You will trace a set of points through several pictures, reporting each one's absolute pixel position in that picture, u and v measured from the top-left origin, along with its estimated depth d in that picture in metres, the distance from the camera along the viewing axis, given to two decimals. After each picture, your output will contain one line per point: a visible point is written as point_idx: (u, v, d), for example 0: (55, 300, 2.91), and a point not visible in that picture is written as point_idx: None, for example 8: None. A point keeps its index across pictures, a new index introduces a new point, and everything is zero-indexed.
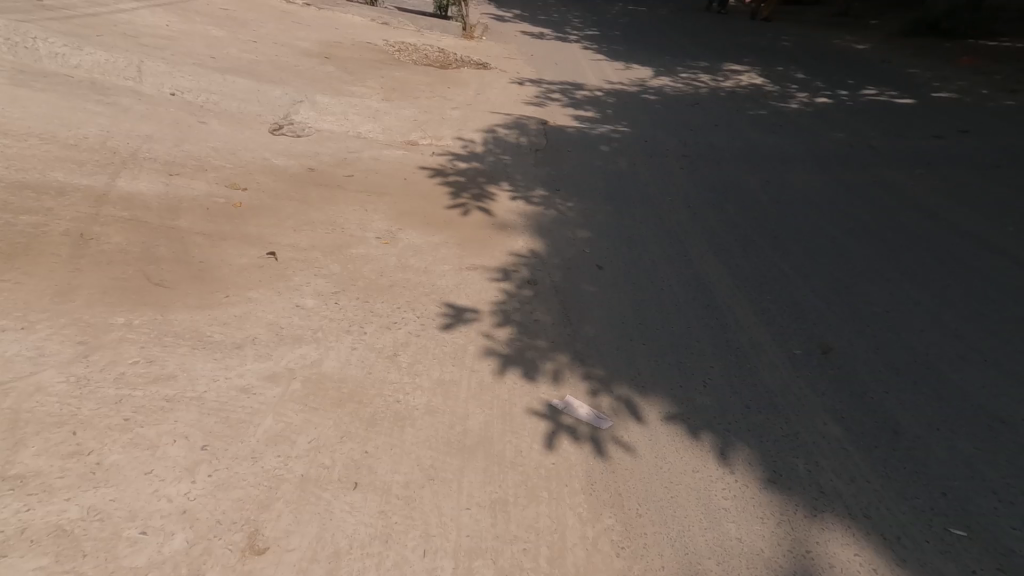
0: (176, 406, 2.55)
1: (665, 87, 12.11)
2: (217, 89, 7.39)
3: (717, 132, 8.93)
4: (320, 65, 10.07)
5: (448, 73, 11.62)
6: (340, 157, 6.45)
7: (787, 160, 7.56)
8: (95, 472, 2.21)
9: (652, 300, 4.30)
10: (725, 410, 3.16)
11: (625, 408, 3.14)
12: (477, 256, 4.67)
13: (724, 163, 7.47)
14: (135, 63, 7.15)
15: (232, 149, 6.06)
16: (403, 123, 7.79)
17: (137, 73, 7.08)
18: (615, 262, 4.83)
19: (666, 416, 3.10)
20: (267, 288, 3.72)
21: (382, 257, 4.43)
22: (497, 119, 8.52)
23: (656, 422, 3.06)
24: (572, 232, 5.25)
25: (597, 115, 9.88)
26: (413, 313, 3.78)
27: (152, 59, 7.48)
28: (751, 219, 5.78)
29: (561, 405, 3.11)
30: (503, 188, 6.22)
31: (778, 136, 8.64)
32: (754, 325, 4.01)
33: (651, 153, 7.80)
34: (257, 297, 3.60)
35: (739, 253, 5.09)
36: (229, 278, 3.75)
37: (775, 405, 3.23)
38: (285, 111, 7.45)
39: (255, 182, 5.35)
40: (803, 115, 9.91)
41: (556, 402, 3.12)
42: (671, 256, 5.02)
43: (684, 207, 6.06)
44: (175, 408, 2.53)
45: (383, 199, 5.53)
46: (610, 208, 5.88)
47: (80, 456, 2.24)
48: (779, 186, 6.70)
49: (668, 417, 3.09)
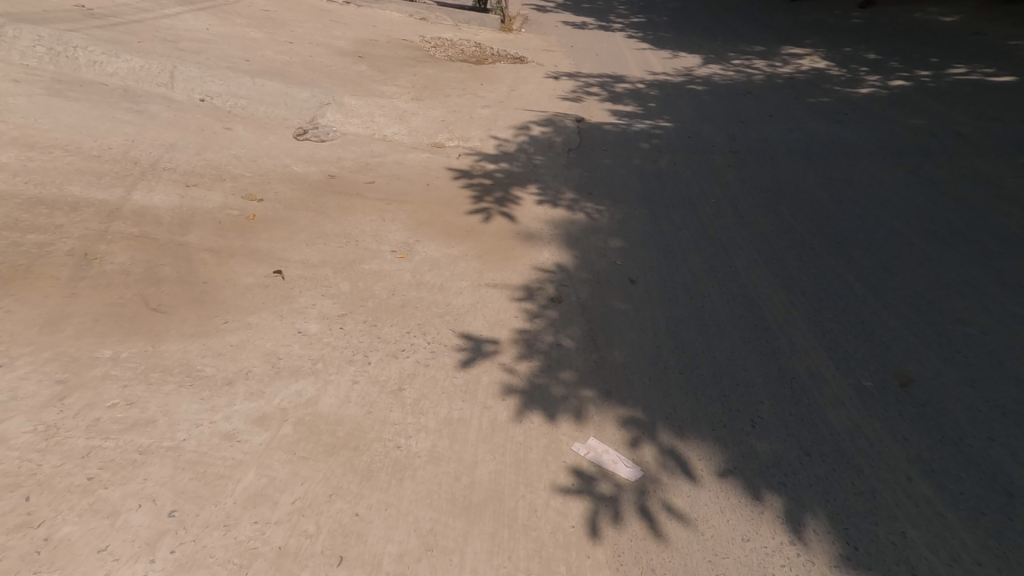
0: (148, 460, 2.44)
1: (712, 76, 11.39)
2: (246, 93, 7.29)
3: (770, 124, 8.25)
4: (353, 64, 9.91)
5: (482, 69, 11.27)
6: (363, 162, 6.23)
7: (853, 155, 6.88)
8: (40, 550, 2.06)
9: (692, 319, 3.84)
10: (782, 459, 2.69)
11: (661, 456, 2.74)
12: (497, 270, 4.38)
13: (777, 160, 6.87)
14: (168, 69, 7.09)
15: (254, 156, 5.93)
16: (430, 123, 7.51)
17: (170, 78, 7.03)
18: (651, 275, 4.38)
19: (710, 467, 2.67)
20: (269, 312, 3.57)
21: (395, 273, 4.20)
22: (530, 116, 8.12)
23: (698, 476, 2.63)
24: (605, 241, 4.84)
25: (639, 109, 9.36)
26: (423, 338, 3.56)
27: (185, 63, 7.44)
28: (807, 225, 5.20)
29: (586, 452, 2.75)
30: (533, 191, 5.84)
31: (841, 128, 7.89)
32: (813, 347, 3.47)
33: (694, 149, 7.26)
34: (257, 322, 3.46)
35: (794, 264, 4.54)
36: (231, 299, 3.63)
37: (845, 452, 2.72)
38: (312, 114, 7.29)
39: (272, 193, 5.21)
40: (872, 102, 9.05)
41: (581, 449, 2.77)
42: (714, 266, 4.52)
43: (730, 210, 5.52)
44: (148, 462, 2.43)
45: (403, 207, 5.26)
46: (647, 212, 5.42)
47: (27, 530, 2.11)
48: (839, 186, 6.05)
49: (712, 469, 2.66)
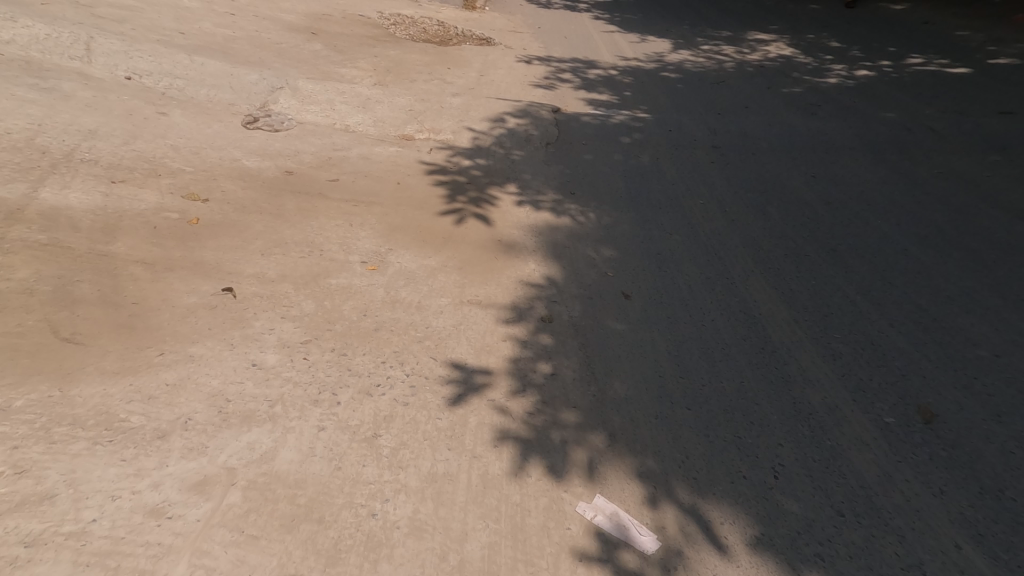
0: (39, 555, 1.96)
1: (685, 63, 11.11)
2: (183, 73, 6.54)
3: (748, 117, 8.03)
4: (307, 42, 9.15)
5: (448, 51, 10.64)
6: (325, 156, 5.66)
7: (832, 150, 6.74)
8: None
9: (693, 342, 3.60)
10: (815, 524, 2.54)
11: (688, 525, 2.53)
12: (479, 285, 4.10)
13: (759, 155, 6.66)
14: (83, 40, 6.32)
15: (195, 147, 5.27)
16: (397, 112, 6.94)
17: (86, 51, 6.24)
18: (644, 289, 4.13)
19: (742, 539, 2.48)
20: (217, 340, 2.99)
21: (368, 289, 3.82)
22: (504, 106, 7.64)
23: (732, 551, 2.44)
24: (593, 252, 4.57)
25: (614, 99, 8.99)
26: (401, 370, 3.13)
27: (105, 34, 6.61)
28: (800, 227, 5.00)
29: (609, 525, 2.48)
30: (512, 191, 5.54)
31: (818, 121, 7.73)
32: (825, 375, 3.32)
33: (675, 143, 6.99)
34: (201, 354, 2.87)
35: (791, 272, 4.33)
36: (168, 324, 3.02)
37: (880, 514, 2.59)
38: (262, 100, 6.61)
39: (219, 192, 4.60)
40: (843, 92, 8.94)
41: (603, 520, 2.50)
42: (709, 277, 4.27)
43: (719, 211, 5.28)
44: (38, 559, 1.95)
45: (371, 210, 4.83)
46: (635, 215, 5.14)
47: None
48: (824, 184, 5.87)
49: (744, 541, 2.48)
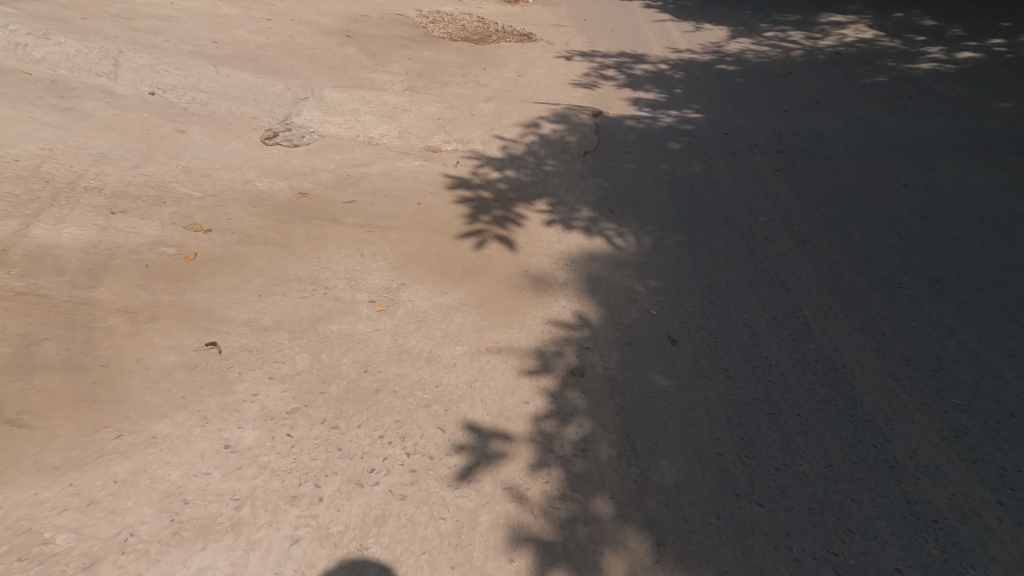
0: None
1: (745, 53, 10.14)
2: (207, 86, 6.26)
3: (818, 114, 7.13)
4: (340, 46, 8.81)
5: (485, 50, 10.10)
6: (344, 174, 5.36)
7: (929, 153, 5.83)
8: None
9: (760, 403, 2.88)
10: None
11: None
12: (501, 327, 3.58)
13: (833, 161, 5.87)
14: (110, 55, 6.08)
15: (209, 169, 4.97)
16: (424, 121, 6.51)
17: (113, 67, 6.02)
18: (695, 331, 3.45)
19: None
20: (190, 415, 2.62)
21: (374, 336, 3.41)
22: (541, 111, 7.07)
23: None
24: (633, 287, 3.96)
25: (663, 98, 8.26)
26: (401, 447, 2.64)
27: (132, 46, 6.40)
28: (887, 255, 4.23)
29: None
30: (542, 209, 5.18)
31: (910, 117, 6.71)
32: (947, 461, 2.58)
33: (733, 149, 6.31)
34: (165, 436, 2.50)
35: (884, 311, 3.55)
36: (136, 394, 2.67)
37: None
38: (285, 112, 6.28)
39: (224, 220, 4.28)
40: (940, 81, 7.78)
41: None
42: (777, 317, 3.54)
43: (784, 236, 4.57)
44: None
45: (387, 236, 4.51)
46: (682, 242, 4.52)
47: None
48: (919, 198, 5.05)
49: None
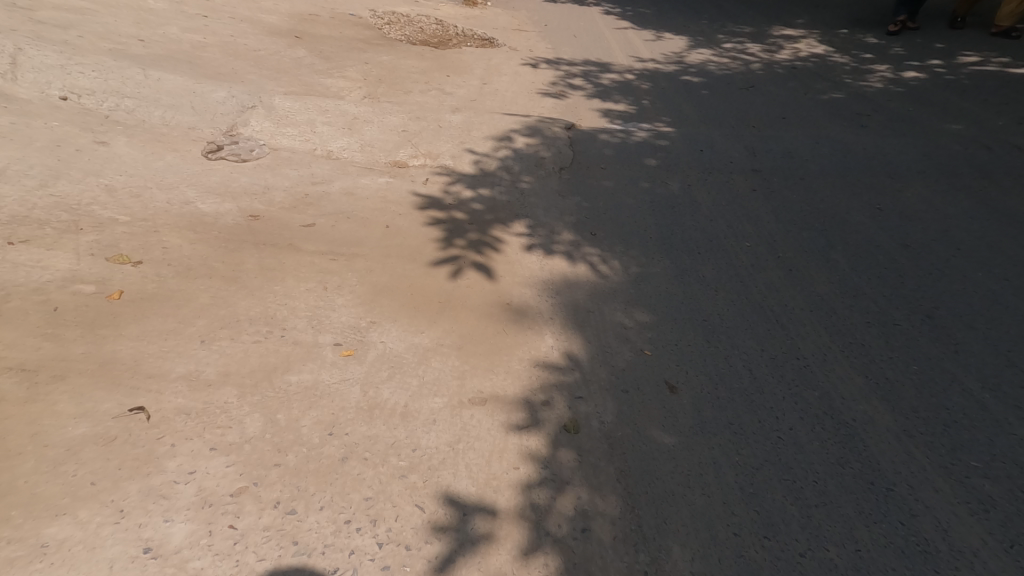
0: None
1: (708, 64, 10.10)
2: (134, 91, 5.68)
3: (789, 129, 7.10)
4: (289, 48, 8.26)
5: (447, 55, 9.71)
6: (302, 194, 5.00)
7: (899, 172, 5.83)
8: None
9: (777, 470, 2.85)
10: None
11: None
12: (485, 374, 3.36)
13: (810, 179, 5.84)
14: (8, 51, 5.46)
15: (138, 189, 4.47)
16: (388, 134, 6.18)
17: (12, 64, 5.36)
18: (695, 378, 3.43)
19: None
20: (96, 510, 2.15)
21: (340, 387, 3.00)
22: (511, 123, 6.79)
23: None
24: (622, 323, 3.91)
25: (633, 108, 8.11)
26: (371, 536, 2.29)
27: (36, 42, 5.78)
28: (877, 284, 4.23)
29: None
30: (520, 231, 4.98)
31: (872, 136, 6.72)
32: (983, 541, 2.56)
33: (709, 166, 6.22)
34: (59, 542, 2.04)
35: (884, 355, 3.57)
36: (23, 484, 2.19)
37: None
38: (229, 122, 5.77)
39: (158, 250, 3.78)
40: (892, 99, 7.88)
41: None
42: (776, 360, 3.56)
43: (770, 264, 4.59)
44: None
45: (352, 265, 4.19)
46: (669, 272, 4.51)
47: None
48: (898, 220, 5.03)
49: None
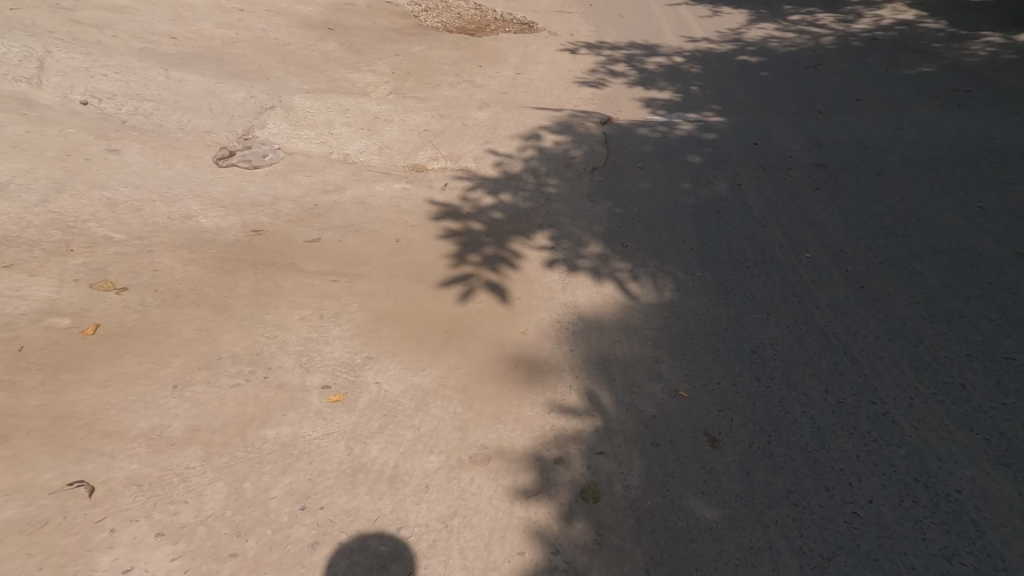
0: None
1: (767, 41, 9.18)
2: (154, 94, 5.42)
3: (860, 115, 6.28)
4: (319, 41, 7.95)
5: (482, 43, 9.21)
6: (311, 205, 4.66)
7: (1002, 164, 4.99)
8: None
9: (860, 565, 2.29)
10: None
11: None
12: (492, 422, 2.92)
13: (886, 174, 5.06)
14: (36, 55, 5.21)
15: (140, 203, 4.18)
16: (409, 134, 5.77)
17: (39, 69, 5.14)
18: (741, 426, 2.85)
19: None
20: None
21: (321, 445, 2.66)
22: (541, 119, 6.25)
23: None
24: (653, 357, 3.37)
25: (679, 96, 7.41)
26: None
27: (66, 43, 5.56)
28: (976, 307, 3.53)
29: None
30: (542, 244, 4.49)
31: (974, 118, 5.89)
32: None
33: (762, 161, 5.51)
34: None
35: (992, 400, 2.91)
36: None
37: None
38: (246, 125, 5.46)
39: (149, 273, 3.50)
40: (1000, 70, 6.98)
41: None
42: (845, 404, 2.94)
43: (836, 279, 3.92)
44: None
45: (355, 287, 3.84)
46: (710, 292, 3.92)
47: None
48: (1003, 224, 4.27)
49: None
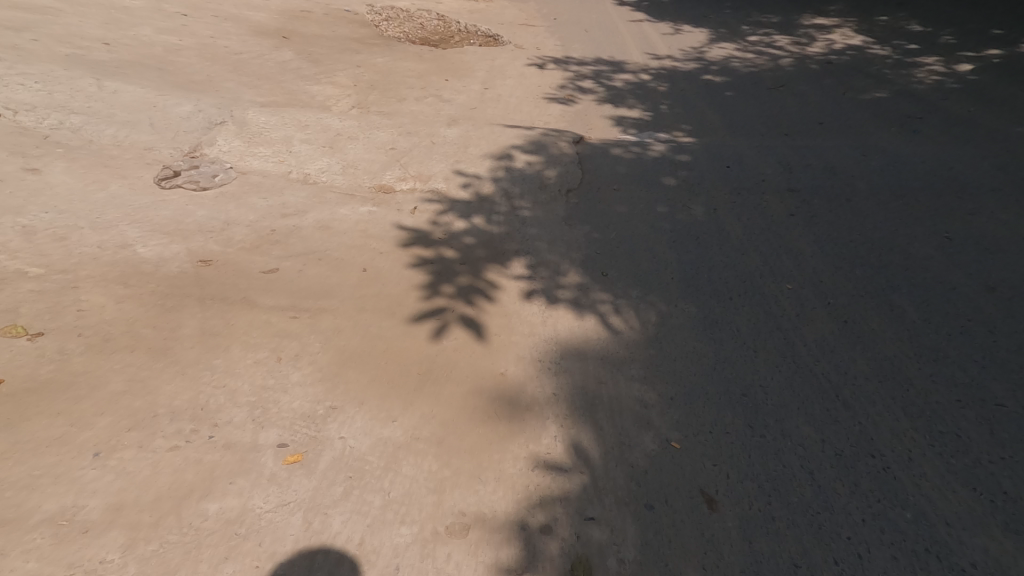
0: None
1: (730, 60, 9.26)
2: (82, 106, 4.95)
3: (825, 139, 6.31)
4: (274, 50, 7.55)
5: (447, 55, 8.96)
6: (270, 230, 4.29)
7: (967, 193, 5.04)
8: None
9: None
10: None
11: None
12: (471, 483, 2.66)
13: (857, 201, 5.03)
14: None
15: (66, 231, 3.76)
16: (374, 152, 5.45)
17: None
18: (739, 484, 2.67)
19: None
20: None
21: (274, 520, 2.37)
22: (513, 137, 6.03)
23: None
24: (640, 401, 3.17)
25: (648, 115, 7.34)
26: None
27: None
28: (961, 346, 3.45)
29: None
30: (519, 273, 4.25)
31: (934, 144, 5.99)
32: None
33: (736, 185, 5.43)
34: None
35: (992, 454, 2.80)
36: None
37: None
38: (192, 141, 5.04)
39: (72, 315, 3.12)
40: (948, 97, 7.17)
41: None
42: (844, 457, 2.79)
43: (819, 314, 3.80)
44: None
45: (317, 323, 3.49)
46: (693, 325, 3.75)
47: None
48: (974, 256, 4.26)
49: None
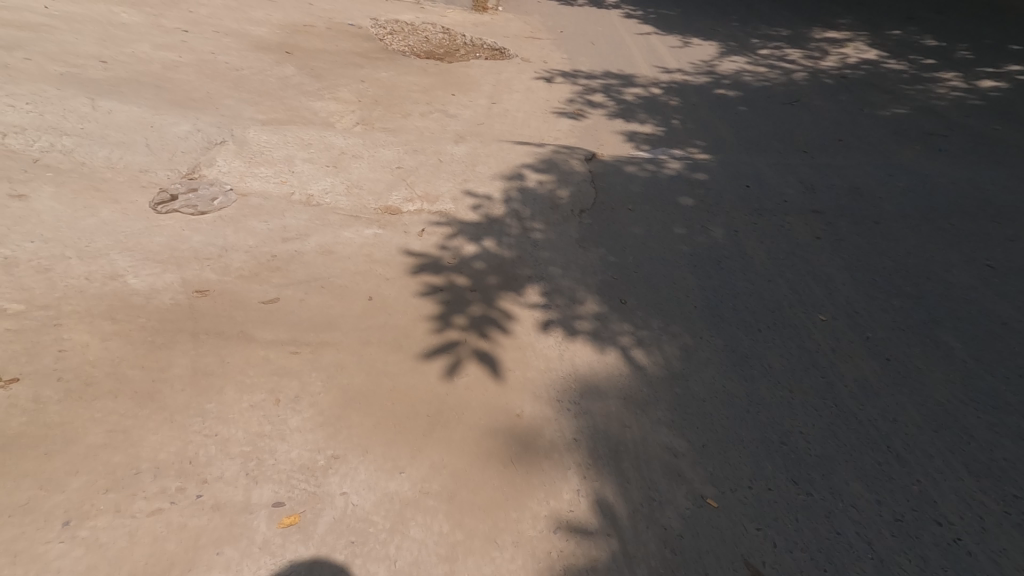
0: None
1: (742, 74, 9.06)
2: (74, 127, 4.75)
3: (846, 157, 6.08)
4: (276, 65, 7.39)
5: (452, 69, 8.79)
6: (270, 256, 4.06)
7: (1004, 217, 4.78)
8: None
9: None
10: None
11: None
12: (488, 549, 2.43)
13: (887, 224, 4.78)
14: None
15: (53, 262, 3.56)
16: (379, 171, 5.23)
17: None
18: (787, 554, 2.47)
19: None
20: None
21: None
22: (523, 154, 5.80)
23: None
24: (669, 449, 2.93)
25: (661, 130, 7.12)
26: None
27: None
28: (1018, 392, 3.19)
29: None
30: (534, 301, 4.00)
31: (960, 164, 5.75)
32: None
33: (757, 205, 5.19)
34: None
35: None
36: None
37: None
38: (190, 161, 4.86)
39: (51, 357, 2.89)
40: (971, 115, 6.94)
41: None
42: (901, 522, 2.59)
43: (857, 348, 3.55)
44: None
45: (318, 358, 3.24)
46: (720, 360, 3.49)
47: None
48: (1019, 286, 4.01)
49: None
